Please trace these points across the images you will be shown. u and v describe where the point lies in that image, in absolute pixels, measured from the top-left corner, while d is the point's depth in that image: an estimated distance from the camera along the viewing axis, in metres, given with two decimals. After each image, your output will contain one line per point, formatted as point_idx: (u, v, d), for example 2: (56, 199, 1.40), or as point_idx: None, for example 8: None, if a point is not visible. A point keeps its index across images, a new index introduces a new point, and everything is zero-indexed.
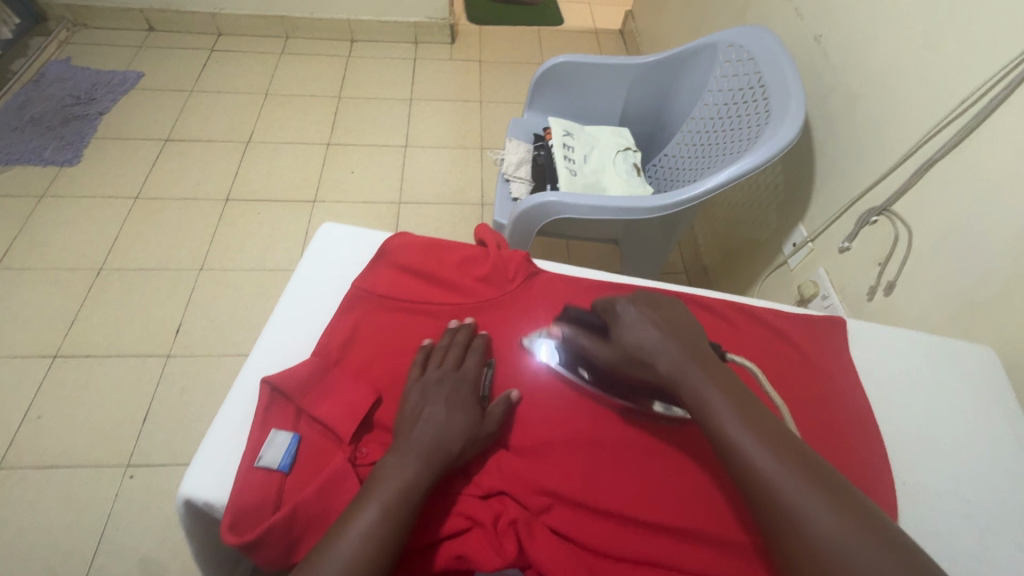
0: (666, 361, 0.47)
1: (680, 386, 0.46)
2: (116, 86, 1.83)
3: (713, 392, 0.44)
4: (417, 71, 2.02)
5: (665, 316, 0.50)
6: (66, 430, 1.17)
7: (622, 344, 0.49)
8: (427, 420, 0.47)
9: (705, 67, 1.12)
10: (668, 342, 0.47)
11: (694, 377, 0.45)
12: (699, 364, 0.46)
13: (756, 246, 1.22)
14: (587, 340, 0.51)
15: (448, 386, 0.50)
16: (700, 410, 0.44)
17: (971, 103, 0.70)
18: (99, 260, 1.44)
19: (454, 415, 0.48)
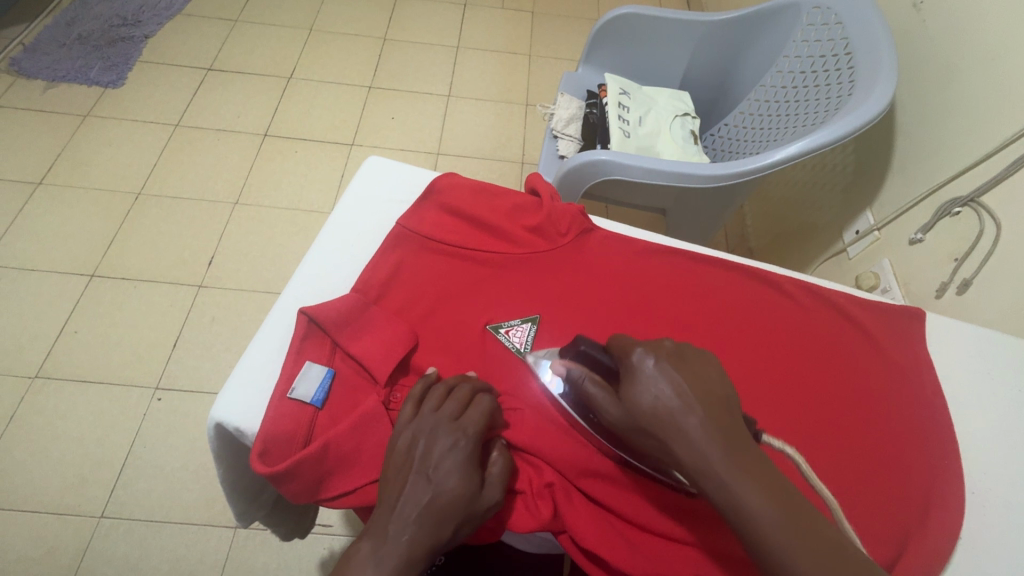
0: (686, 441, 0.36)
1: (699, 472, 0.36)
2: (162, 9, 1.79)
3: (732, 477, 0.35)
4: (466, 18, 1.93)
5: (696, 376, 0.39)
6: (100, 347, 1.20)
7: (633, 406, 0.39)
8: (425, 497, 0.38)
9: (783, 29, 1.02)
10: (690, 415, 0.37)
11: (718, 465, 0.35)
12: (728, 454, 0.35)
13: (811, 231, 1.14)
14: (595, 388, 0.42)
15: (450, 445, 0.40)
16: (723, 501, 0.35)
17: None
18: (138, 184, 1.44)
19: (459, 484, 0.39)
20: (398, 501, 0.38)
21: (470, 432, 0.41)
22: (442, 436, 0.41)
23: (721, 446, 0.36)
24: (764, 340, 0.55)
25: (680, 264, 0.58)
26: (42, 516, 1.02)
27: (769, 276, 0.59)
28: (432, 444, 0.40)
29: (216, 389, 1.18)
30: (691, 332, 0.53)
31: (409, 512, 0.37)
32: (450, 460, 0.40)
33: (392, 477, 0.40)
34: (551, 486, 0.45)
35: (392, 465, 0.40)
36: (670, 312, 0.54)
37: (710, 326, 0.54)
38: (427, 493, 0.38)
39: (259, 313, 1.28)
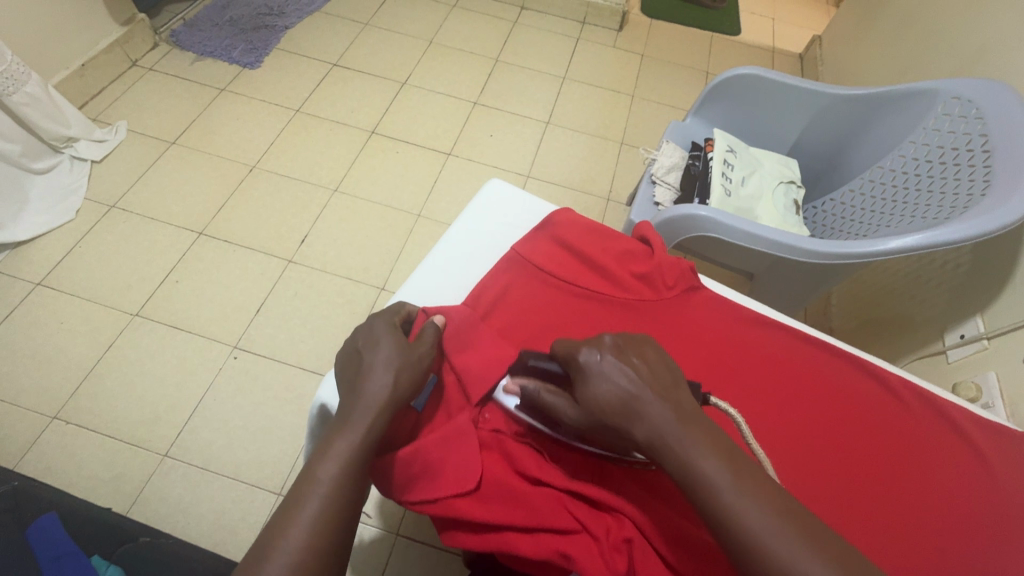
0: (642, 422, 0.40)
1: (655, 447, 0.39)
2: (305, 5, 1.97)
3: (696, 450, 0.38)
4: (577, 51, 1.99)
5: (645, 364, 0.43)
6: (194, 299, 1.31)
7: (590, 402, 0.42)
8: (370, 363, 0.44)
9: (913, 114, 0.98)
10: (643, 395, 0.41)
11: (674, 443, 0.38)
12: (678, 422, 0.39)
13: (907, 324, 1.08)
14: (552, 397, 0.44)
15: (368, 326, 0.47)
16: (682, 477, 0.38)
17: None
18: (254, 158, 1.57)
19: (393, 344, 0.45)
20: (352, 379, 0.44)
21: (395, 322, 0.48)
22: (361, 328, 0.48)
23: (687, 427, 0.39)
24: (865, 440, 0.53)
25: (790, 343, 0.57)
26: (116, 443, 1.11)
27: (881, 373, 0.57)
28: (372, 332, 0.46)
29: (285, 360, 1.24)
30: (793, 418, 0.53)
31: (366, 383, 0.43)
32: (389, 344, 0.45)
33: (344, 369, 0.45)
34: (629, 542, 0.43)
35: (339, 366, 0.47)
36: (774, 392, 0.54)
37: (811, 415, 0.53)
38: (371, 360, 0.44)
39: (338, 296, 1.35)
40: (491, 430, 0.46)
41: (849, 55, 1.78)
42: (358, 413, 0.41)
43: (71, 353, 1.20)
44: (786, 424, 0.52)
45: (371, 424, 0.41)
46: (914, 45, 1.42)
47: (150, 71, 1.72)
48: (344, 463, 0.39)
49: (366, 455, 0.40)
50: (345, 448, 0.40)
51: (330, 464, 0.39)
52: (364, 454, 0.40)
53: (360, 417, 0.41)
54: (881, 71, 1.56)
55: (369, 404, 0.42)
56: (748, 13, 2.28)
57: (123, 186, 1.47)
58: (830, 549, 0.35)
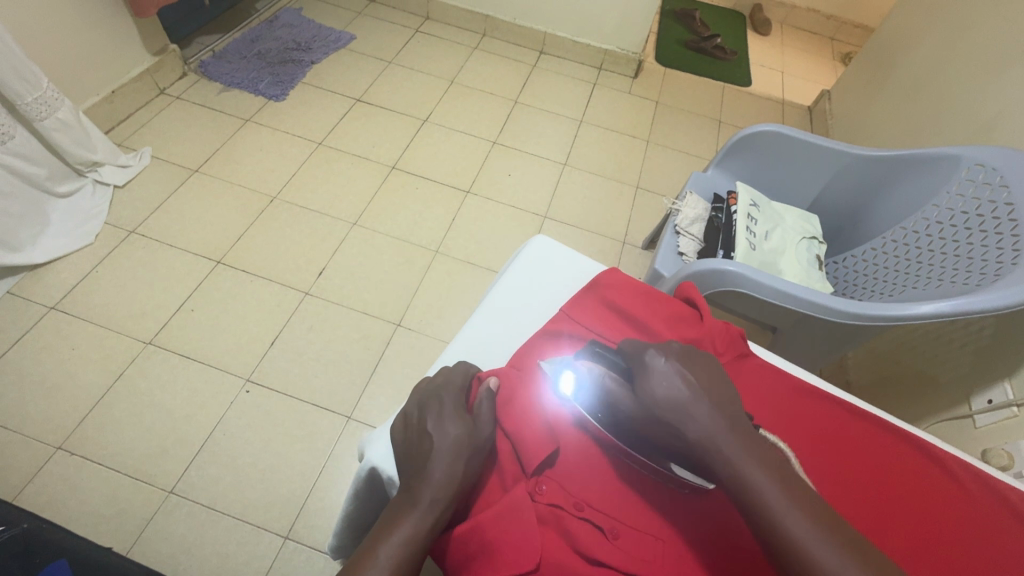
0: (692, 424, 0.41)
1: (706, 450, 0.40)
2: (331, 41, 2.03)
3: (743, 456, 0.39)
4: (594, 95, 2.05)
5: (703, 374, 0.44)
6: (209, 329, 1.29)
7: (648, 399, 0.43)
8: (437, 446, 0.43)
9: (936, 178, 1.00)
10: (699, 401, 0.42)
11: (727, 448, 0.39)
12: (733, 433, 0.40)
13: (930, 383, 1.07)
14: (611, 383, 0.45)
15: (434, 402, 0.46)
16: (735, 484, 0.39)
17: None
18: (275, 189, 1.58)
19: (458, 424, 0.44)
20: (419, 457, 0.43)
21: (452, 390, 0.48)
22: (422, 402, 0.47)
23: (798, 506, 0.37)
24: (927, 519, 0.51)
25: (838, 412, 0.57)
26: (121, 477, 1.08)
27: (931, 446, 0.56)
28: (434, 402, 0.46)
29: (298, 395, 1.22)
30: (851, 496, 0.51)
31: (432, 466, 0.42)
32: (452, 421, 0.45)
33: (407, 446, 0.45)
34: None
35: (402, 442, 0.46)
36: (833, 469, 0.53)
37: (869, 492, 0.52)
38: (437, 444, 0.43)
39: (354, 330, 1.34)
40: (548, 504, 0.45)
41: (858, 113, 1.84)
42: (424, 498, 0.41)
43: (81, 381, 1.18)
44: (849, 504, 0.51)
45: (434, 507, 0.40)
46: (925, 108, 1.47)
47: (177, 99, 1.76)
48: (410, 549, 0.39)
49: (429, 535, 0.40)
50: (409, 534, 0.39)
51: (390, 552, 0.38)
52: (427, 537, 0.40)
53: (426, 500, 0.41)
54: (892, 129, 1.61)
55: (432, 489, 0.41)
56: (758, 65, 2.36)
57: (145, 212, 1.47)
58: None
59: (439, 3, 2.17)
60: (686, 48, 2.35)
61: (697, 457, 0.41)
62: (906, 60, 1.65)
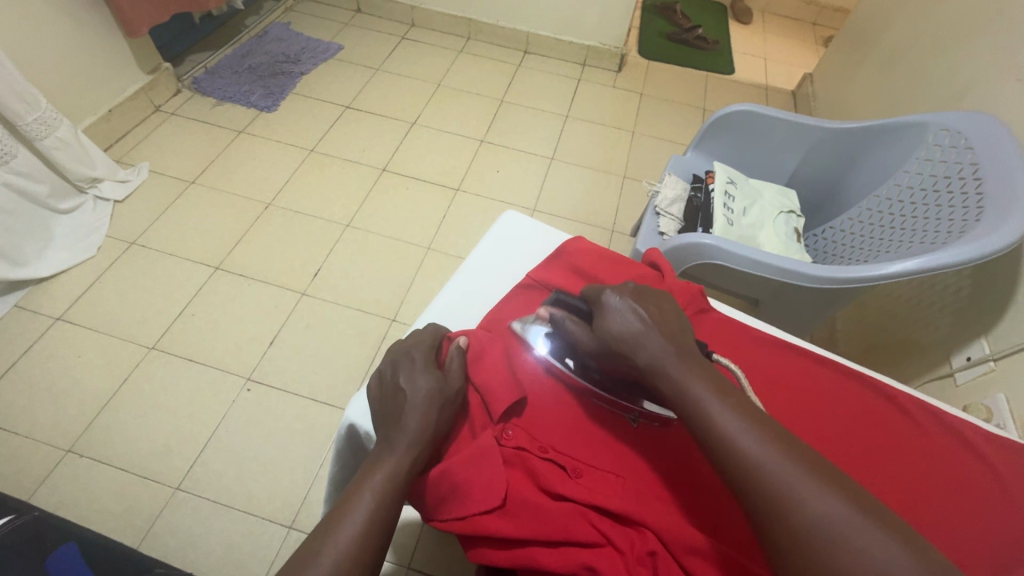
0: (644, 353, 0.44)
1: (656, 376, 0.44)
2: (319, 52, 2.09)
3: (690, 378, 0.42)
4: (579, 91, 2.09)
5: (655, 309, 0.47)
6: (209, 332, 1.33)
7: (604, 333, 0.46)
8: (410, 398, 0.46)
9: (904, 145, 1.03)
10: (650, 332, 0.45)
11: (672, 372, 0.43)
12: (679, 357, 0.44)
13: (913, 348, 1.09)
14: (572, 324, 0.49)
15: (406, 358, 0.49)
16: (680, 400, 0.42)
17: None
18: (269, 196, 1.63)
19: (427, 378, 0.47)
20: (392, 408, 0.46)
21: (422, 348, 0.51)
22: (394, 361, 0.50)
23: (758, 432, 0.39)
24: (879, 452, 0.53)
25: (793, 359, 0.60)
26: (129, 475, 1.11)
27: (889, 390, 0.58)
28: (404, 361, 0.49)
29: (298, 391, 1.26)
30: (807, 431, 0.54)
31: (405, 414, 0.45)
32: (422, 376, 0.47)
33: (383, 400, 0.48)
34: (654, 555, 0.42)
35: (378, 398, 0.48)
36: (789, 408, 0.55)
37: (823, 428, 0.54)
38: (408, 396, 0.46)
39: (350, 327, 1.37)
40: (514, 448, 0.48)
41: (840, 92, 1.86)
42: (397, 440, 0.44)
43: (87, 386, 1.22)
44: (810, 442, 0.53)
45: (410, 448, 0.44)
46: (902, 82, 1.49)
47: (173, 115, 1.81)
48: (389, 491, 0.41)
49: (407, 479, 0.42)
50: (384, 472, 0.42)
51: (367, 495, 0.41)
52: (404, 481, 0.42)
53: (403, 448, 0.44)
54: (871, 105, 1.63)
55: (404, 434, 0.44)
56: (741, 54, 2.39)
57: (144, 223, 1.52)
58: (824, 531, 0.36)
59: (423, 10, 2.22)
60: (669, 40, 2.38)
61: (649, 381, 0.44)
62: (881, 37, 1.68)
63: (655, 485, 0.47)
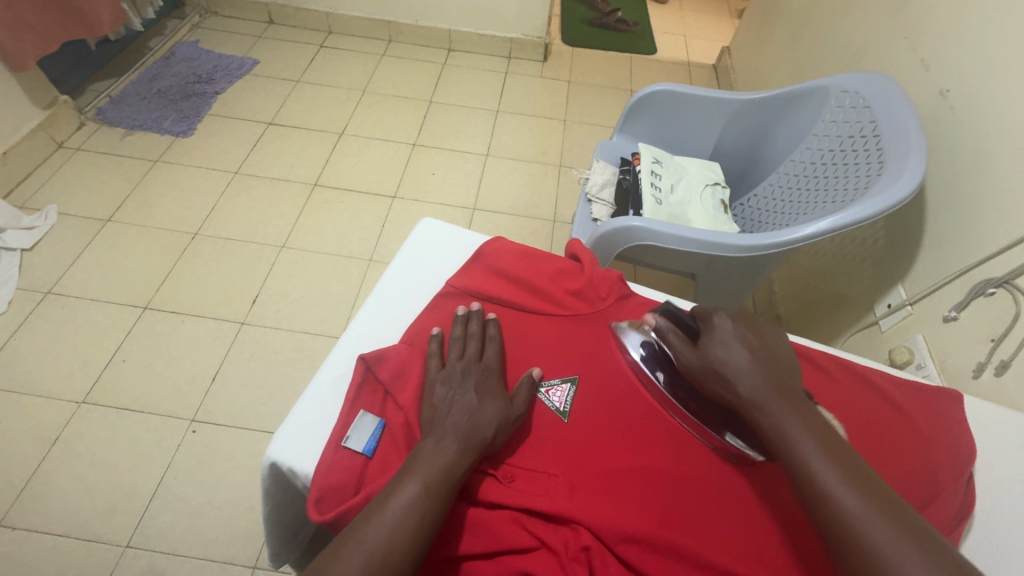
0: (745, 380, 0.47)
1: (755, 404, 0.46)
2: (233, 69, 1.99)
3: (791, 419, 0.45)
4: (507, 84, 2.08)
5: (762, 340, 0.50)
6: (144, 377, 1.26)
7: (708, 355, 0.50)
8: (478, 411, 0.47)
9: (811, 110, 1.07)
10: (754, 363, 0.48)
11: (773, 405, 0.45)
12: (781, 397, 0.46)
13: (842, 302, 1.14)
14: (676, 339, 0.52)
15: (475, 373, 0.50)
16: (777, 436, 0.44)
17: None
18: (195, 225, 1.55)
19: (494, 402, 0.48)
20: (432, 422, 0.46)
21: (491, 366, 0.52)
22: (453, 369, 0.51)
23: (852, 486, 0.41)
24: None
25: None
26: (71, 541, 1.04)
27: (807, 351, 0.61)
28: (472, 375, 0.50)
29: (249, 426, 1.21)
30: None
31: (456, 421, 0.46)
32: (490, 394, 0.49)
33: (431, 408, 0.48)
34: (587, 549, 0.44)
35: (428, 406, 0.48)
36: None
37: None
38: (477, 407, 0.47)
39: (296, 351, 1.33)
40: None
41: (756, 62, 1.93)
42: (420, 464, 0.43)
43: (12, 453, 1.13)
44: None
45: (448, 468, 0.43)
46: (808, 47, 1.56)
47: (78, 150, 1.69)
48: (403, 523, 0.39)
49: (432, 509, 0.41)
50: (417, 489, 0.41)
51: (383, 525, 0.39)
52: (433, 510, 0.41)
53: (415, 481, 0.42)
54: (783, 72, 1.70)
55: (443, 457, 0.43)
56: (660, 33, 2.44)
57: (58, 270, 1.42)
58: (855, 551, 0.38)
59: (338, 16, 2.16)
60: (590, 25, 2.40)
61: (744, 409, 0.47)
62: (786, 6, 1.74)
63: (666, 486, 0.48)
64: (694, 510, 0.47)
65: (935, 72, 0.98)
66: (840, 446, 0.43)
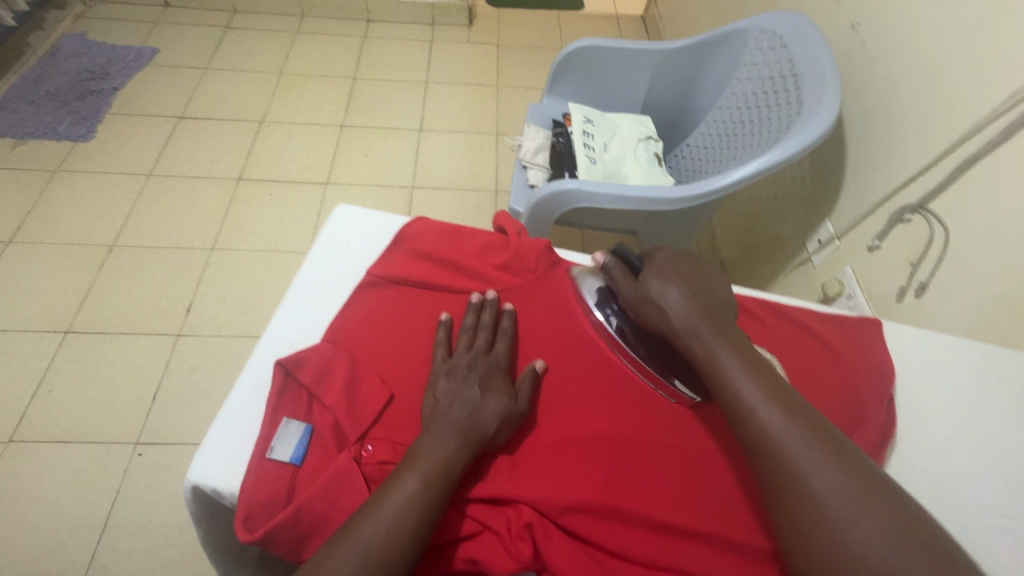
0: (678, 313, 0.49)
1: (690, 336, 0.48)
2: (131, 61, 1.82)
3: (723, 349, 0.47)
4: (434, 53, 1.99)
5: (697, 275, 0.52)
6: (77, 405, 1.17)
7: (645, 291, 0.51)
8: (483, 408, 0.46)
9: (732, 53, 1.07)
10: (689, 297, 0.49)
11: (706, 335, 0.47)
12: (714, 329, 0.48)
13: (778, 242, 1.18)
14: (618, 275, 0.54)
15: (493, 371, 0.49)
16: (711, 366, 0.47)
17: (1009, 106, 0.67)
18: (112, 237, 1.43)
19: (501, 398, 0.46)
20: (433, 416, 0.45)
21: (500, 360, 0.50)
22: (461, 360, 0.49)
23: (781, 412, 0.43)
24: None
25: None
26: None
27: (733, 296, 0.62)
28: (479, 369, 0.49)
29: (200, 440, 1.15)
30: None
31: (459, 414, 0.45)
32: (495, 387, 0.48)
33: (434, 403, 0.46)
34: (530, 526, 0.44)
35: (433, 404, 0.46)
36: None
37: None
38: (483, 403, 0.46)
39: (241, 357, 1.27)
40: (377, 463, 0.44)
41: (682, 9, 1.91)
42: (418, 456, 0.42)
43: None
44: None
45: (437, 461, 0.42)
46: None
47: None
48: (385, 531, 0.38)
49: (423, 506, 0.39)
50: (413, 488, 0.40)
51: (375, 527, 0.38)
52: (427, 508, 0.39)
53: (414, 477, 0.40)
54: (708, 17, 1.69)
55: (438, 452, 0.42)
56: None
57: None
58: (776, 468, 0.41)
59: None
60: None
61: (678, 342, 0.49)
62: None
63: (609, 449, 0.48)
64: (638, 469, 0.48)
65: (846, 5, 0.98)
66: (767, 370, 0.46)
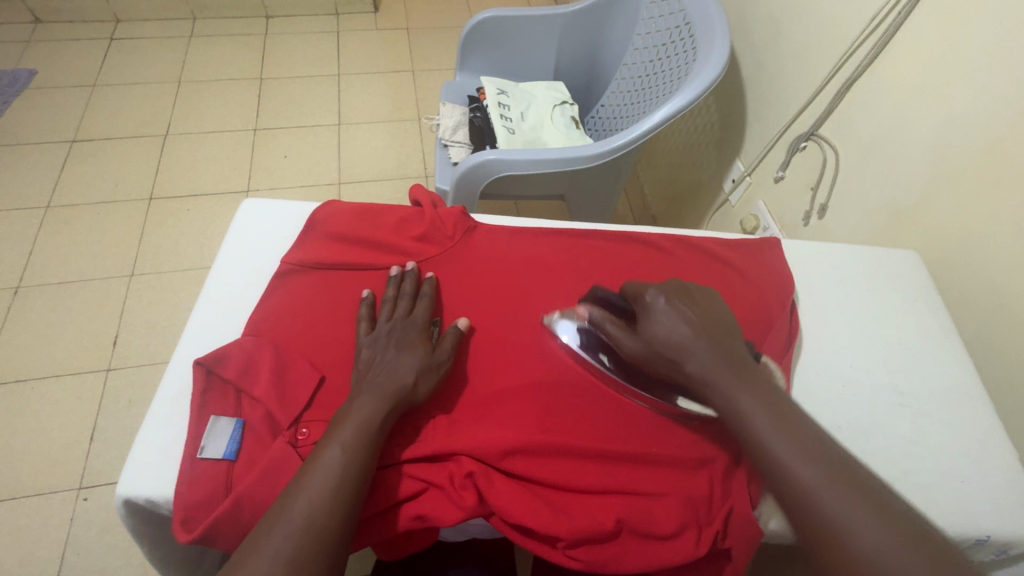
0: (694, 361, 0.48)
1: (705, 384, 0.47)
2: (5, 86, 1.66)
3: (741, 393, 0.46)
4: (342, 44, 1.93)
5: (699, 309, 0.50)
6: (4, 460, 1.09)
7: (650, 338, 0.49)
8: (398, 367, 0.47)
9: (631, 10, 1.10)
10: (699, 338, 0.48)
11: (724, 382, 0.47)
12: (728, 372, 0.47)
13: (698, 187, 1.23)
14: (614, 327, 0.51)
15: (409, 330, 0.51)
16: (729, 411, 0.46)
17: (873, 29, 0.73)
18: (15, 278, 1.32)
19: (415, 355, 0.49)
20: (358, 381, 0.47)
21: (418, 321, 0.52)
22: (382, 329, 0.51)
23: (808, 462, 0.43)
24: None
25: (558, 242, 0.64)
26: None
27: (644, 236, 0.65)
28: (397, 331, 0.50)
29: None
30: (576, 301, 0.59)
31: (380, 374, 0.47)
32: (410, 346, 0.49)
33: (360, 373, 0.48)
34: (471, 475, 0.47)
35: (358, 374, 0.48)
36: (558, 287, 0.59)
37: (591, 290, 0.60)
38: (400, 361, 0.48)
39: None
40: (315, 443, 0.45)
41: None
42: (342, 421, 0.44)
43: None
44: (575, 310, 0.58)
45: (360, 426, 0.43)
46: None
47: None
48: (315, 501, 0.39)
49: (352, 471, 0.41)
50: (334, 458, 0.41)
51: (306, 498, 0.39)
52: (356, 469, 0.41)
53: (335, 445, 0.42)
54: None
55: (361, 413, 0.44)
56: None
57: None
58: (806, 517, 0.41)
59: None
60: None
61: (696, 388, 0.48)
62: None
63: (538, 394, 0.53)
64: (567, 409, 0.52)
65: None
66: (780, 401, 0.46)
